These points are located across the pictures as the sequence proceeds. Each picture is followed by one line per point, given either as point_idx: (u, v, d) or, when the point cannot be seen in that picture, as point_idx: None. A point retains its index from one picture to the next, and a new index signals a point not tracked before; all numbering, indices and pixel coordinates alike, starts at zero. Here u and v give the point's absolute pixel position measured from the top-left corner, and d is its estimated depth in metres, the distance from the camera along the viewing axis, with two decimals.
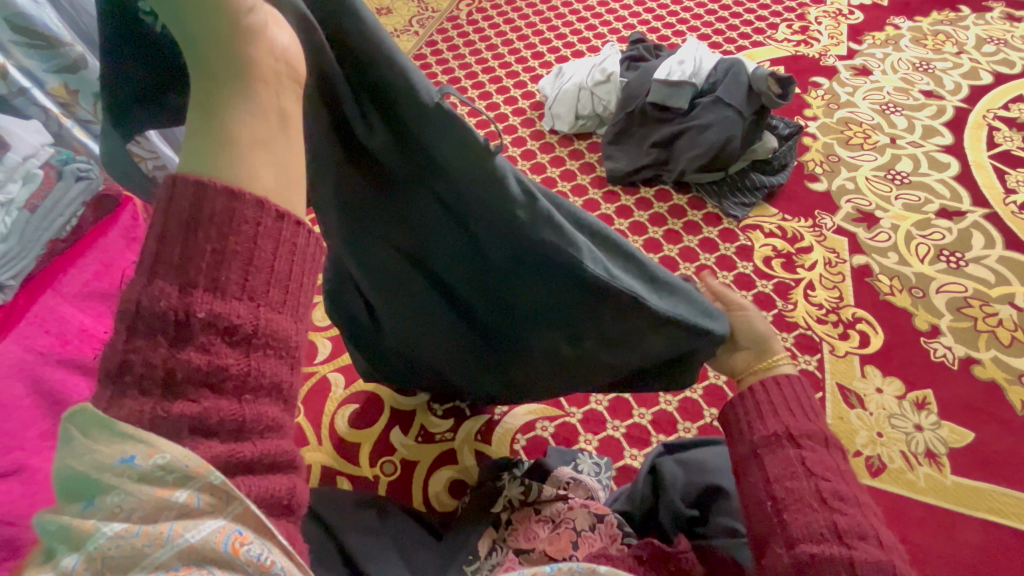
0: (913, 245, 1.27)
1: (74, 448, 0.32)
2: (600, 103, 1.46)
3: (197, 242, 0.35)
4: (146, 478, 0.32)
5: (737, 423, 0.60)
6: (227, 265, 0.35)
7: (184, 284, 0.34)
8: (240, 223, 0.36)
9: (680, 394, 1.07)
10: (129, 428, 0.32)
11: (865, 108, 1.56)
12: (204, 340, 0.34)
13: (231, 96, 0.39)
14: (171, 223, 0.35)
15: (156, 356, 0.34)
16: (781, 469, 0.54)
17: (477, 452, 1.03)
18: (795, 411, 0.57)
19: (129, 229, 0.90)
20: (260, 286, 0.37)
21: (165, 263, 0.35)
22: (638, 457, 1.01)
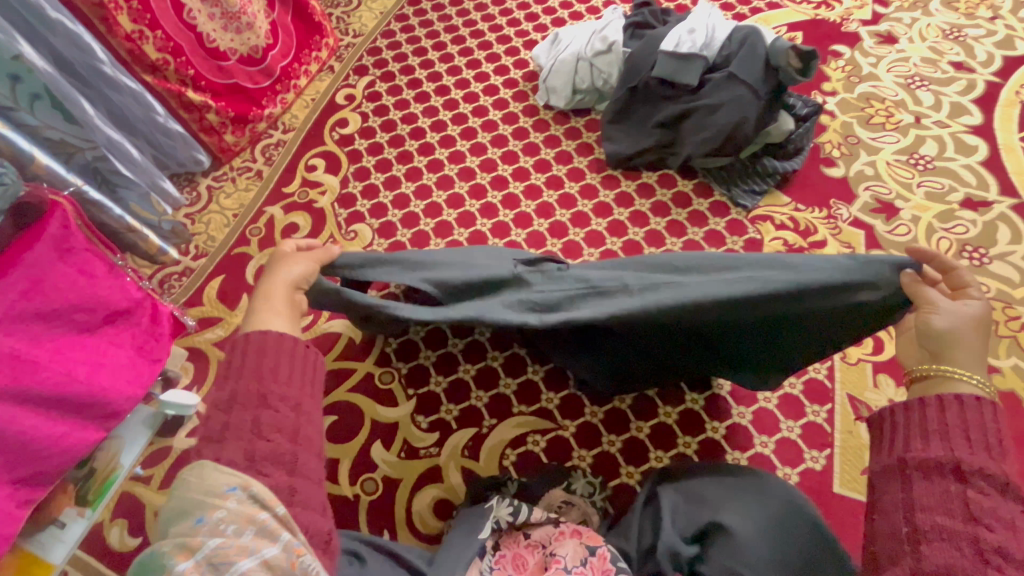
0: (934, 239, 1.18)
1: (195, 484, 0.51)
2: (600, 76, 1.31)
3: (264, 358, 0.60)
4: (241, 503, 0.50)
5: (895, 436, 0.62)
6: (281, 369, 0.60)
7: (259, 380, 0.59)
8: (285, 346, 0.62)
9: (680, 405, 1.01)
10: (235, 472, 0.52)
11: (888, 81, 1.43)
12: (269, 409, 0.57)
13: (264, 299, 0.69)
14: (248, 350, 0.61)
15: (245, 418, 0.56)
16: (933, 499, 0.56)
17: (464, 469, 0.97)
18: (974, 443, 0.57)
19: (61, 239, 0.78)
20: (297, 383, 0.61)
21: (244, 371, 0.59)
22: (634, 475, 0.95)
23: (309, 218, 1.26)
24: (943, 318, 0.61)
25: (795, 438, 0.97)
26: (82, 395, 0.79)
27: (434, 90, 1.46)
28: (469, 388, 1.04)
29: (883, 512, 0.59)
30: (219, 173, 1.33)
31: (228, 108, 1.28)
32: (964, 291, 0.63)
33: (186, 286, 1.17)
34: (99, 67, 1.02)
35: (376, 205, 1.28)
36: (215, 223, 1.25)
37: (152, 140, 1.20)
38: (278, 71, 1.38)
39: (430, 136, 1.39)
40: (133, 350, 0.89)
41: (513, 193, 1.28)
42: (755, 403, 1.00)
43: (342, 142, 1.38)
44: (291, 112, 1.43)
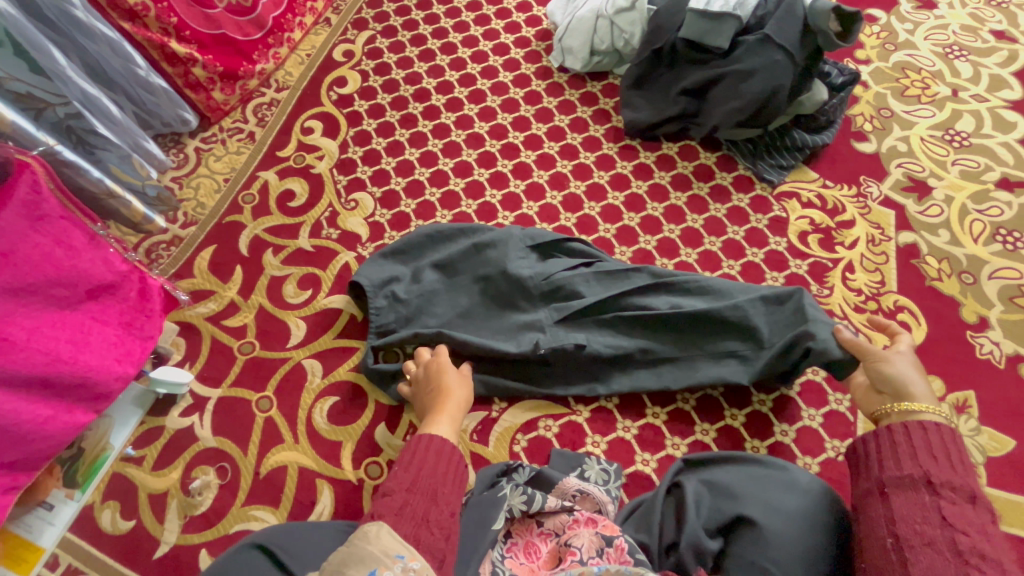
0: (967, 221, 1.12)
1: (371, 538, 0.52)
2: (622, 36, 1.21)
3: (437, 464, 0.64)
4: (406, 572, 0.50)
5: (872, 460, 0.67)
6: (448, 476, 0.64)
7: (431, 483, 0.62)
8: (451, 456, 0.66)
9: (698, 391, 0.97)
10: (402, 541, 0.53)
11: (926, 50, 1.34)
12: (437, 508, 0.60)
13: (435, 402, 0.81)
14: (429, 450, 0.66)
15: (418, 507, 0.58)
16: (909, 511, 0.59)
17: (473, 454, 0.93)
18: (940, 459, 0.62)
19: (31, 206, 0.70)
20: (452, 494, 0.63)
21: (423, 469, 0.63)
22: (650, 463, 0.92)
23: (306, 184, 1.18)
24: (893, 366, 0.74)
25: (816, 426, 0.94)
26: (62, 376, 0.74)
27: (439, 48, 1.35)
28: None
29: (871, 523, 0.62)
30: (208, 134, 1.23)
31: (216, 62, 1.17)
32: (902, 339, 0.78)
33: (175, 256, 1.09)
34: (71, 11, 0.91)
35: (378, 172, 1.20)
36: (204, 188, 1.17)
37: (134, 96, 1.10)
38: (270, 22, 1.27)
39: (435, 98, 1.29)
40: (121, 326, 0.83)
41: (525, 162, 1.20)
42: (777, 391, 0.96)
43: (341, 103, 1.28)
44: (285, 69, 1.32)
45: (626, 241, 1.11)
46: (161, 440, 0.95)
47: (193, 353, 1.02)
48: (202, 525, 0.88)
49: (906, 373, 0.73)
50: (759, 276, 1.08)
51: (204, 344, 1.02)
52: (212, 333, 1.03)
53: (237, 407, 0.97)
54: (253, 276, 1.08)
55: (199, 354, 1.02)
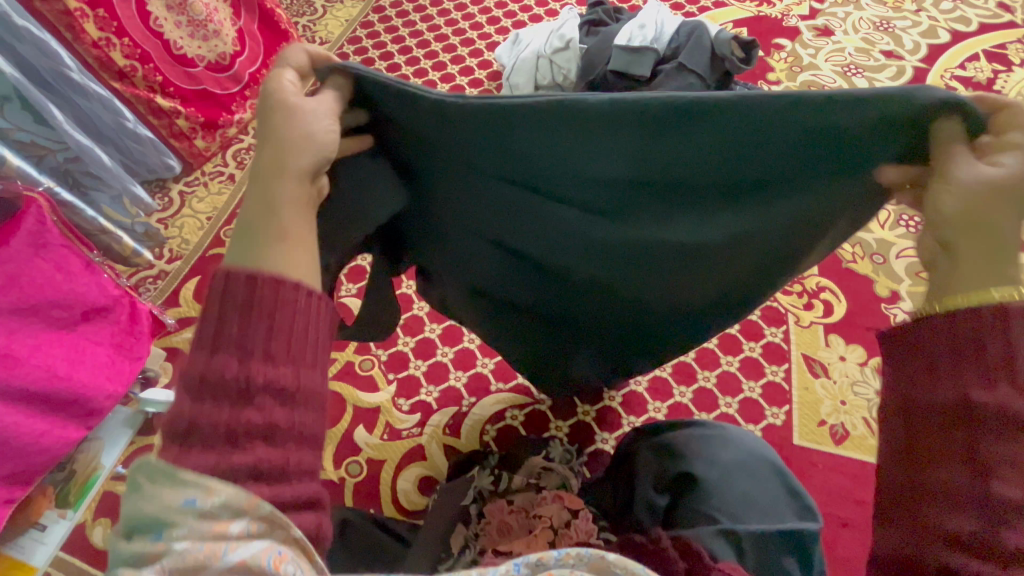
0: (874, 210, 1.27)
1: (142, 493, 0.35)
2: (560, 71, 1.37)
3: (253, 320, 0.39)
4: (205, 518, 0.35)
5: (899, 362, 0.44)
6: (292, 330, 0.40)
7: (242, 359, 0.38)
8: (281, 301, 0.40)
9: (650, 373, 1.06)
10: (189, 473, 0.36)
11: (827, 70, 1.54)
12: (252, 411, 0.38)
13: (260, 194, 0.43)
14: (242, 289, 0.40)
15: (227, 396, 0.38)
16: (941, 450, 0.40)
17: (446, 447, 1.00)
18: (991, 364, 0.39)
19: (36, 235, 0.79)
20: (283, 349, 0.40)
21: (226, 334, 0.39)
22: (609, 441, 1.00)
23: None
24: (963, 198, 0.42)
25: (756, 397, 1.04)
26: (63, 393, 0.81)
27: None
28: (448, 369, 1.07)
29: (892, 473, 0.43)
30: (191, 178, 1.35)
31: (198, 114, 1.31)
32: (1012, 137, 0.42)
33: (161, 288, 1.18)
34: (67, 73, 1.04)
35: None
36: (188, 226, 1.27)
37: (122, 146, 1.22)
38: (246, 77, 1.41)
39: None
40: (113, 348, 0.90)
41: None
42: (718, 367, 1.07)
43: None
44: None
45: None
46: None
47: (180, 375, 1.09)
48: None
49: (989, 220, 0.41)
50: None
51: None
52: None
53: None
54: None
55: None
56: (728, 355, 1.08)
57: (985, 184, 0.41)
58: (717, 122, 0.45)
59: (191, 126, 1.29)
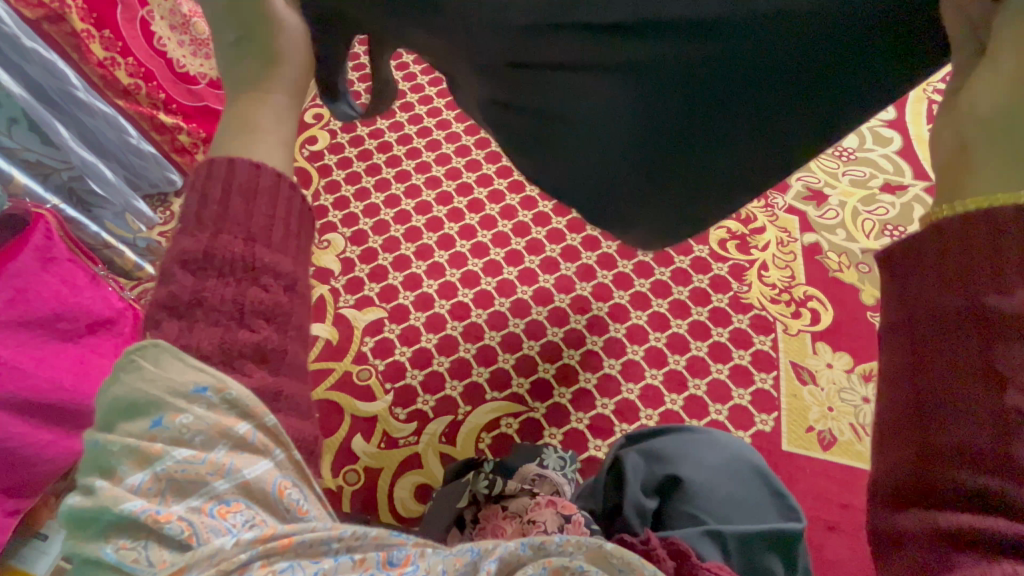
0: (859, 221, 1.30)
1: (150, 373, 0.34)
2: None
3: (255, 205, 0.40)
4: (211, 409, 0.34)
5: (906, 279, 0.36)
6: (282, 220, 0.41)
7: (246, 240, 0.39)
8: (275, 192, 0.41)
9: (642, 381, 1.09)
10: (198, 362, 0.35)
11: None
12: (255, 288, 0.38)
13: (248, 103, 0.46)
14: (235, 186, 0.40)
15: (224, 293, 0.37)
16: (944, 372, 0.34)
17: (442, 455, 1.02)
18: (1001, 264, 0.32)
19: (44, 248, 0.84)
20: (277, 236, 0.40)
21: (227, 216, 0.39)
22: (602, 448, 1.03)
23: None
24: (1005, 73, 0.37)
25: (745, 404, 1.06)
26: (72, 408, 0.82)
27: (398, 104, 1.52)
28: (444, 378, 1.09)
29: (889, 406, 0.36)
30: None
31: (200, 129, 1.34)
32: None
33: None
34: (73, 92, 1.07)
35: (348, 215, 1.32)
36: None
37: (125, 161, 1.25)
38: None
39: None
40: (117, 358, 0.90)
41: (478, 197, 1.31)
42: (709, 375, 1.09)
43: (312, 158, 1.42)
44: None
45: (571, 257, 1.22)
46: None
47: None
48: None
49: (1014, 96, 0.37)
50: (688, 278, 1.21)
51: None
52: None
53: None
54: None
55: None
56: (718, 363, 1.10)
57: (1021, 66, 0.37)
58: (655, 71, 0.45)
59: (192, 141, 1.32)
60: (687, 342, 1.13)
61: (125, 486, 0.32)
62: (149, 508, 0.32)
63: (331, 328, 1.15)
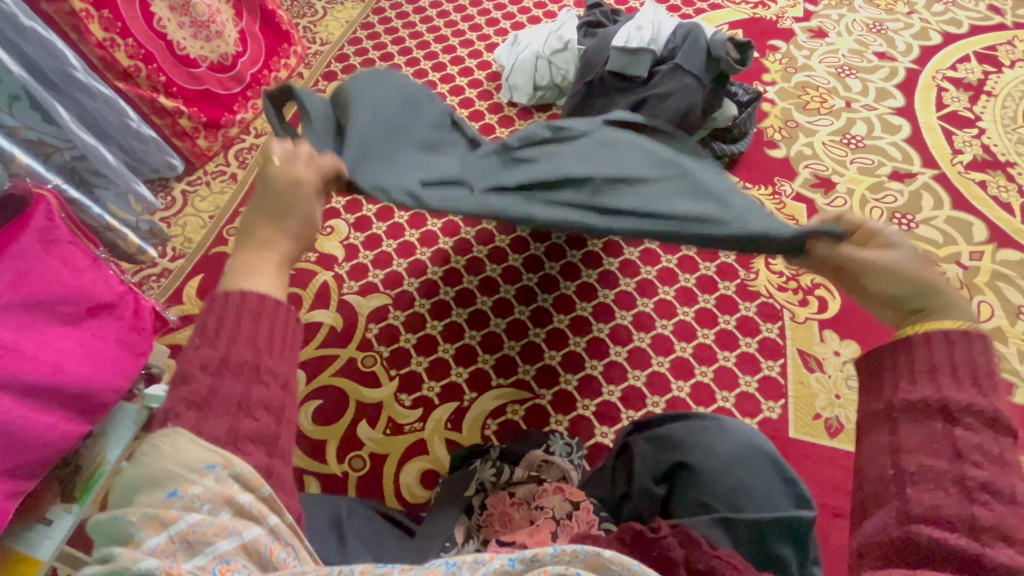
0: (867, 209, 1.29)
1: (169, 454, 0.43)
2: (559, 72, 1.41)
3: (260, 324, 0.49)
4: (220, 482, 0.42)
5: (882, 376, 0.52)
6: (277, 334, 0.50)
7: (252, 350, 0.48)
8: (273, 312, 0.50)
9: (648, 368, 1.08)
10: (210, 444, 0.44)
11: (821, 71, 1.56)
12: (258, 387, 0.48)
13: (255, 237, 0.56)
14: (245, 305, 0.49)
15: (235, 386, 0.47)
16: (917, 442, 0.48)
17: (448, 441, 1.01)
18: (961, 377, 0.49)
19: (45, 230, 0.82)
20: (275, 348, 0.50)
21: (235, 330, 0.49)
22: (608, 435, 1.02)
23: None
24: (882, 273, 0.57)
25: (752, 391, 1.06)
26: (69, 388, 0.82)
27: None
28: (449, 365, 1.09)
29: (866, 463, 0.50)
30: (193, 178, 1.37)
31: (201, 113, 1.32)
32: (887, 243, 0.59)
33: (164, 286, 1.20)
34: (73, 73, 1.05)
35: (351, 201, 1.31)
36: (191, 225, 1.29)
37: (125, 145, 1.23)
38: (248, 78, 1.43)
39: None
40: (118, 344, 0.90)
41: None
42: (715, 362, 1.09)
43: None
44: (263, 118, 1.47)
45: (576, 245, 1.21)
46: None
47: None
48: None
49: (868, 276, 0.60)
50: (694, 266, 1.21)
51: None
52: None
53: None
54: None
55: None
56: (725, 350, 1.10)
57: (893, 266, 0.57)
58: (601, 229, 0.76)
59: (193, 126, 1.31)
60: (694, 329, 1.12)
61: (142, 549, 0.39)
62: (161, 566, 0.38)
63: (335, 314, 1.14)
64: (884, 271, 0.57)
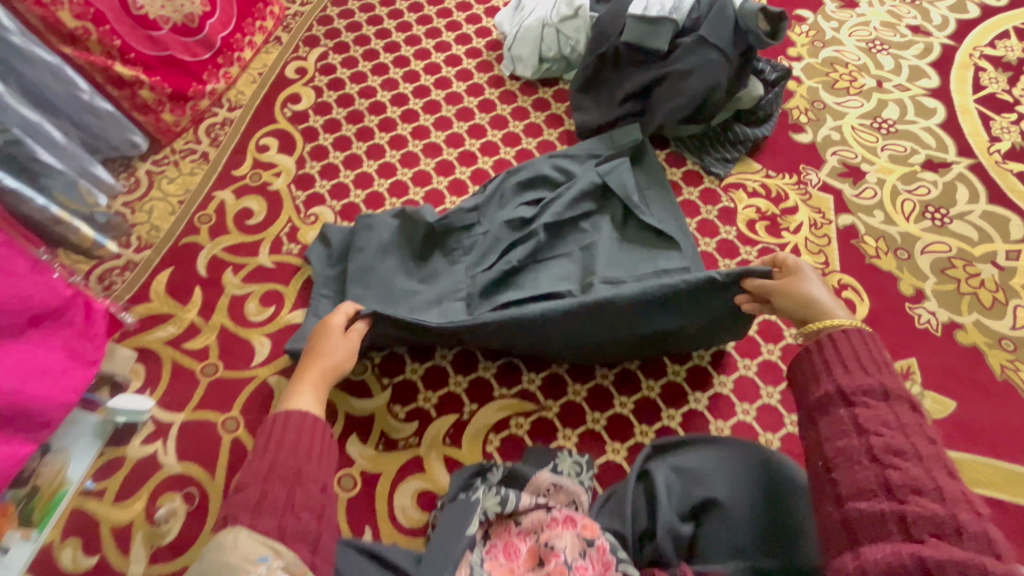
0: (899, 201, 1.20)
1: (232, 547, 0.57)
2: (568, 43, 1.27)
3: (304, 436, 0.70)
4: (271, 572, 0.56)
5: (802, 379, 0.73)
6: (311, 449, 0.69)
7: (296, 458, 0.67)
8: (312, 425, 0.71)
9: (663, 379, 1.00)
10: (264, 541, 0.59)
11: (851, 46, 1.43)
12: (302, 489, 0.65)
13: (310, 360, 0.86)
14: (291, 424, 0.70)
15: (280, 492, 0.63)
16: (833, 430, 0.66)
17: (447, 458, 0.93)
18: (852, 368, 0.68)
19: None
20: (309, 466, 0.67)
21: (285, 446, 0.68)
22: (620, 451, 0.94)
23: (264, 202, 1.18)
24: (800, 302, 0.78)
25: (775, 403, 0.98)
26: (7, 409, 0.72)
27: (392, 61, 1.38)
28: (447, 373, 1.00)
29: (812, 449, 0.68)
30: (159, 156, 1.23)
31: (164, 83, 1.18)
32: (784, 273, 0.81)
33: (130, 280, 1.08)
34: (7, 37, 0.92)
35: (337, 185, 1.21)
36: (159, 211, 1.16)
37: (78, 120, 1.10)
38: (218, 42, 1.27)
39: (390, 110, 1.31)
40: (65, 352, 0.81)
41: (482, 168, 1.24)
42: (736, 372, 1.01)
43: (295, 120, 1.30)
44: (237, 88, 1.33)
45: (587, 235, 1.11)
46: (122, 472, 0.91)
47: (153, 379, 0.99)
48: (170, 555, 0.85)
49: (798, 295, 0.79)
50: (713, 264, 1.12)
51: (164, 370, 1.00)
52: (172, 358, 1.01)
53: (200, 431, 0.95)
54: (213, 297, 1.07)
55: (159, 380, 0.99)
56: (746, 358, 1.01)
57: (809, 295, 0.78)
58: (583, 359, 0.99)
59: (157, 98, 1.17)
60: None
61: None
62: None
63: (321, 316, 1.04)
64: (792, 295, 0.78)
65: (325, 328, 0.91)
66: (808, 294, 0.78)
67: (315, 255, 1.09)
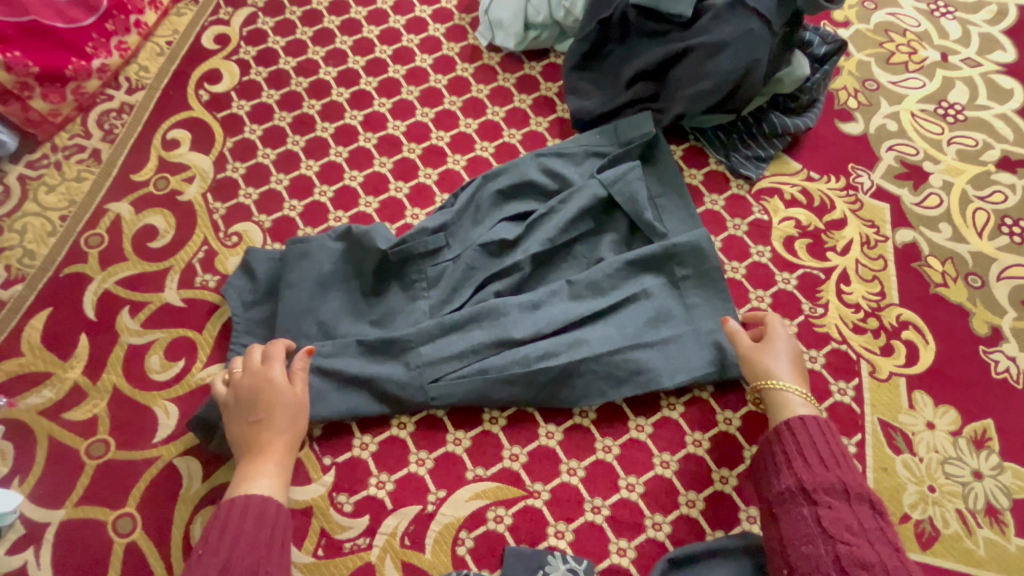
0: (969, 212, 0.97)
1: None
2: (562, 3, 0.99)
3: (263, 527, 0.61)
4: None
5: (764, 473, 0.69)
6: (272, 543, 0.60)
7: (251, 555, 0.58)
8: (273, 512, 0.62)
9: (680, 453, 0.79)
10: None
11: (909, 8, 1.16)
12: None
13: (258, 427, 0.68)
14: (250, 509, 0.61)
15: None
16: (796, 532, 0.61)
17: (405, 566, 0.73)
18: (813, 463, 0.65)
19: None
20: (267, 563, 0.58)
21: (237, 539, 0.59)
22: (627, 552, 0.74)
23: (173, 217, 0.92)
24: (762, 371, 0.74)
25: None
26: None
27: (339, 26, 1.09)
28: (407, 449, 0.78)
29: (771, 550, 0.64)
30: (35, 157, 0.95)
31: (28, 60, 0.90)
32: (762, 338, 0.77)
33: None
34: None
35: (267, 194, 0.95)
36: (34, 231, 0.90)
37: None
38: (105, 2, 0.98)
39: (336, 92, 1.03)
40: None
41: (453, 169, 0.98)
42: None
43: (213, 105, 1.01)
44: (137, 63, 1.03)
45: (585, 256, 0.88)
46: None
47: (24, 463, 0.77)
48: None
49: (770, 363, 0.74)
50: (743, 296, 0.90)
51: (38, 451, 0.77)
52: (49, 434, 0.78)
53: (84, 534, 0.73)
54: (104, 348, 0.83)
55: (32, 464, 0.77)
56: None
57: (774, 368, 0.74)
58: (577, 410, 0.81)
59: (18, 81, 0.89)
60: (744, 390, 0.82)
61: None
62: None
63: None
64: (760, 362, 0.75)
65: (264, 382, 0.70)
66: (773, 368, 0.74)
67: (234, 290, 0.84)
